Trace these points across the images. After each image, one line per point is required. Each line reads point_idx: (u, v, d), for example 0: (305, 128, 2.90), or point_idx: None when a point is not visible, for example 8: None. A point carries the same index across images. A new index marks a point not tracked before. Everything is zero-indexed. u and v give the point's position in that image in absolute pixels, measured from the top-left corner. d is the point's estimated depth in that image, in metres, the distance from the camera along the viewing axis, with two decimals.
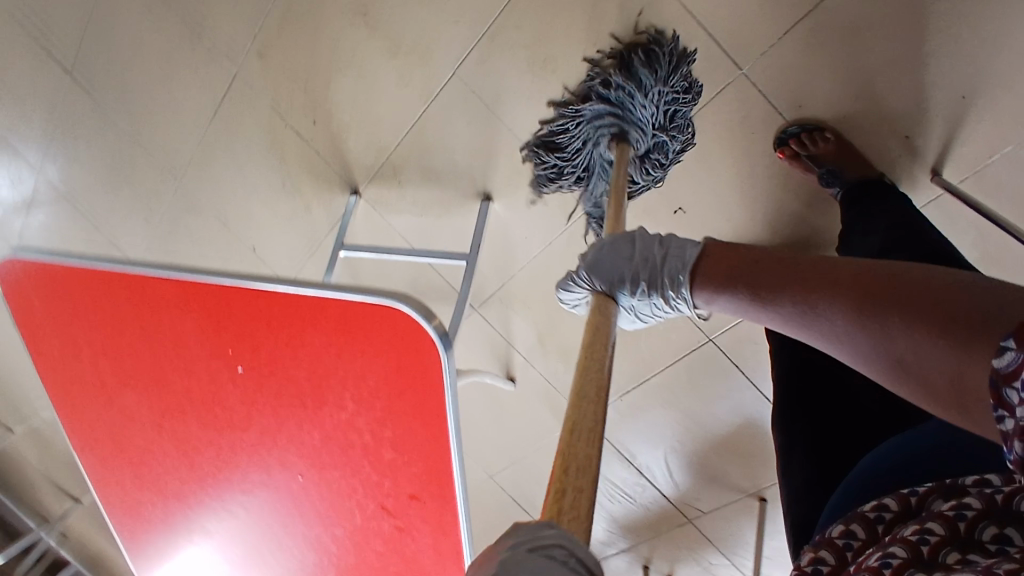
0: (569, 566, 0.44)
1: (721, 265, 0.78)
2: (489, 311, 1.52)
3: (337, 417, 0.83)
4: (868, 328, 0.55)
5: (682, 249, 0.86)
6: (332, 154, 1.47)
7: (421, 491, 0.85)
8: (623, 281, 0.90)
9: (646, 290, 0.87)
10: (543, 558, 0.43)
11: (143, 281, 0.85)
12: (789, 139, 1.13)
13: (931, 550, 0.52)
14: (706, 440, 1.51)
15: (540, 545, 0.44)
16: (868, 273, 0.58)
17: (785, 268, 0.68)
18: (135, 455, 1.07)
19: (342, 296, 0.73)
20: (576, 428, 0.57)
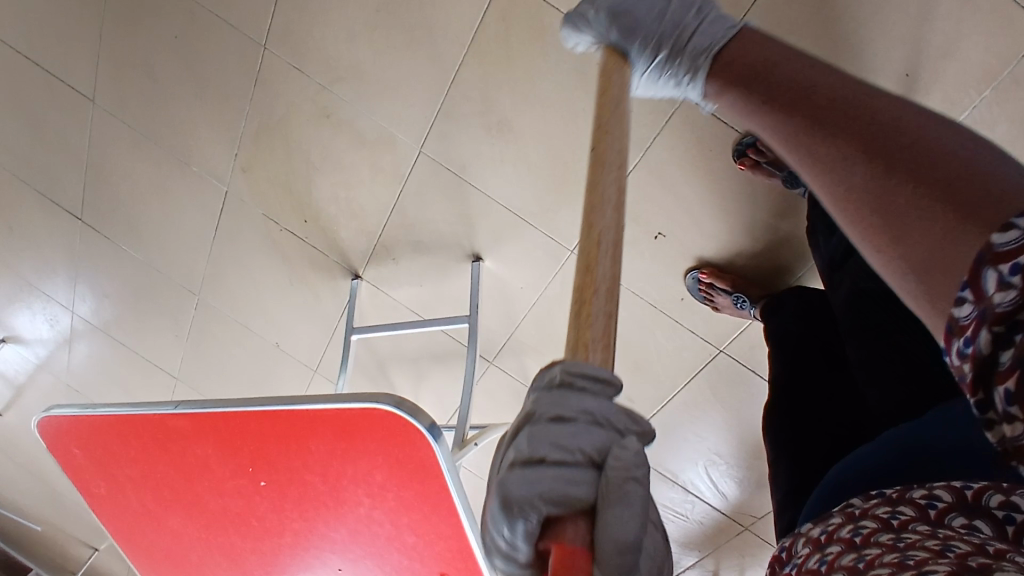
0: (590, 390, 0.49)
1: (751, 79, 0.74)
2: (504, 361, 1.56)
3: (355, 511, 0.88)
4: (875, 171, 0.55)
5: (715, 28, 0.82)
6: (328, 245, 1.55)
7: (448, 567, 0.90)
8: (640, 42, 0.84)
9: (664, 61, 0.84)
10: (572, 392, 0.49)
11: (161, 420, 0.92)
12: (747, 148, 1.13)
13: (900, 522, 0.50)
14: (743, 446, 1.50)
15: (565, 381, 0.49)
16: (892, 122, 0.56)
17: (808, 99, 0.65)
18: (194, 570, 1.13)
19: (335, 407, 0.79)
20: (603, 236, 0.56)
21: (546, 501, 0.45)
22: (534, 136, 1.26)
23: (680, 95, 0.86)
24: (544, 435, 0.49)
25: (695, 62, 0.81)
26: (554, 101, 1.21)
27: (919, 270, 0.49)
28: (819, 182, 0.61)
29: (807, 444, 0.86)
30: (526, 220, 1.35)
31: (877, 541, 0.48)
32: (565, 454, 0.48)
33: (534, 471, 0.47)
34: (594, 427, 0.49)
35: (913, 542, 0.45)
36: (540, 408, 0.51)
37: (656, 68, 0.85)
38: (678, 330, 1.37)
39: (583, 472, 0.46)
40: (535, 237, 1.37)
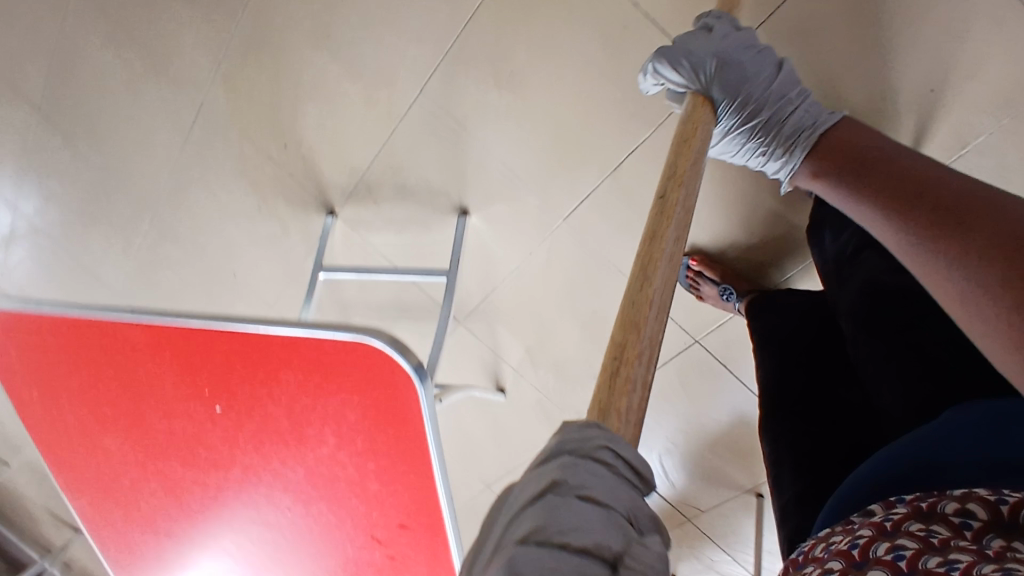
0: (615, 468, 0.48)
1: (856, 166, 0.79)
2: (474, 324, 1.51)
3: (318, 451, 0.83)
4: (942, 241, 0.60)
5: (817, 110, 0.92)
6: (307, 177, 1.46)
7: (408, 520, 0.85)
8: (739, 102, 0.93)
9: (761, 125, 0.94)
10: (592, 463, 0.47)
11: (114, 327, 0.84)
12: None
13: (940, 541, 0.53)
14: (700, 440, 1.50)
15: (588, 450, 0.48)
16: (965, 196, 0.62)
17: (892, 179, 0.72)
18: (124, 497, 1.06)
19: (314, 337, 0.73)
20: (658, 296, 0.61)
21: None
22: (545, 96, 1.21)
23: (760, 156, 0.97)
24: (568, 508, 0.43)
25: (796, 136, 0.92)
26: (571, 62, 1.16)
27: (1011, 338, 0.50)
28: (911, 266, 0.63)
29: (815, 452, 0.88)
30: (522, 181, 1.30)
31: (928, 564, 0.49)
32: (588, 537, 0.41)
33: (550, 552, 0.39)
34: (620, 522, 0.43)
35: (971, 566, 0.46)
36: (569, 478, 0.46)
37: (747, 128, 0.95)
38: None
39: (600, 563, 0.40)
40: (528, 201, 1.32)
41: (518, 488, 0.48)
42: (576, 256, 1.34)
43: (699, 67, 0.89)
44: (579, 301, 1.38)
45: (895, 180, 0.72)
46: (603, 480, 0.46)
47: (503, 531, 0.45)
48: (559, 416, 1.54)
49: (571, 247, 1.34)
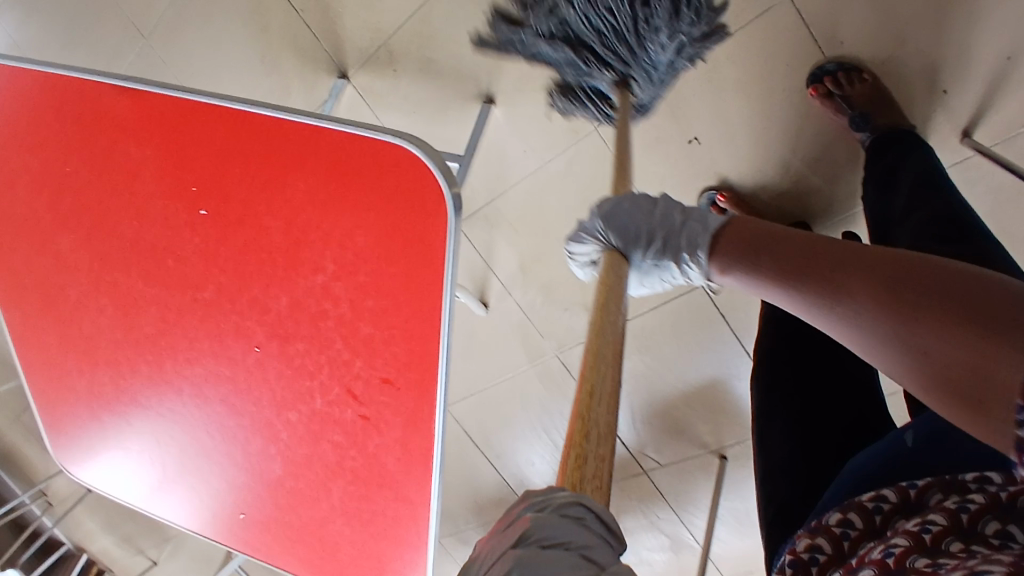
0: (585, 523, 0.47)
1: (733, 236, 0.72)
2: (472, 229, 1.42)
3: (310, 279, 0.74)
4: (886, 310, 0.50)
5: (702, 220, 0.81)
6: (324, 30, 1.33)
7: (396, 375, 0.77)
8: (636, 238, 0.88)
9: (659, 248, 0.85)
10: (560, 516, 0.46)
11: (103, 90, 0.73)
12: (824, 76, 1.05)
13: (930, 538, 0.55)
14: (677, 391, 1.44)
15: (556, 506, 0.48)
16: (885, 259, 0.54)
17: (795, 245, 0.63)
18: (67, 312, 0.93)
19: (346, 130, 0.64)
20: (596, 390, 0.61)
21: None
22: None
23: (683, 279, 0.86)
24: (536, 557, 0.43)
25: (688, 243, 0.81)
26: None
27: (962, 396, 0.44)
28: (846, 346, 0.54)
29: (808, 419, 0.91)
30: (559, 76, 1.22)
31: (915, 565, 0.53)
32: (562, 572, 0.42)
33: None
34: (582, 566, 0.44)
35: (951, 566, 0.49)
36: (535, 531, 0.45)
37: (652, 256, 0.87)
38: None
39: None
40: None
41: (488, 542, 0.48)
42: (598, 172, 1.27)
43: (588, 234, 0.93)
44: None
45: (764, 244, 0.66)
46: (571, 530, 0.46)
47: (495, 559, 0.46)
48: (539, 342, 1.48)
49: (596, 159, 1.26)
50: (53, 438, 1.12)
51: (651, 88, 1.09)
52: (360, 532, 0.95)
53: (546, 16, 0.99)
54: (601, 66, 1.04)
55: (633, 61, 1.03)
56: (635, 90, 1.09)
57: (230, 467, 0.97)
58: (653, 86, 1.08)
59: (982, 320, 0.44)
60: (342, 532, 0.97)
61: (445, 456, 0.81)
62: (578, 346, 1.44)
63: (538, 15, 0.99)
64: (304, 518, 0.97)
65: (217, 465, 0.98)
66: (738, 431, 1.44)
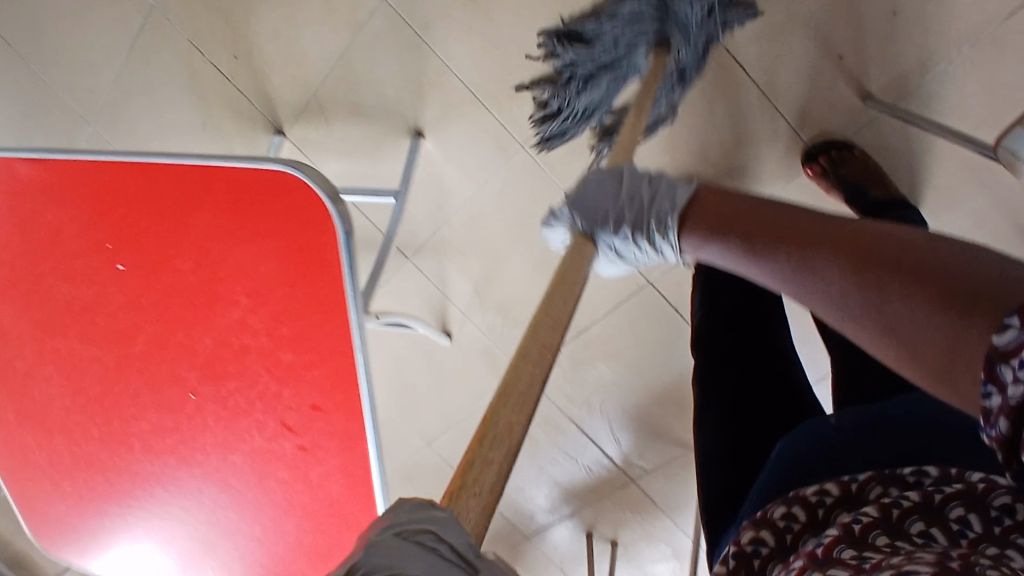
0: (436, 552, 0.43)
1: (704, 213, 0.74)
2: (422, 261, 1.44)
3: (228, 315, 0.76)
4: (856, 283, 0.50)
5: (671, 194, 0.82)
6: (255, 91, 1.38)
7: (323, 399, 0.78)
8: (605, 220, 0.88)
9: (627, 228, 0.85)
10: (411, 543, 0.43)
11: (15, 166, 0.76)
12: (818, 156, 1.12)
13: (861, 529, 0.50)
14: (648, 393, 1.45)
15: (409, 532, 0.44)
16: (853, 232, 0.53)
17: (769, 221, 0.62)
18: (11, 390, 0.94)
19: (240, 167, 0.67)
20: (507, 391, 0.60)
21: None
22: (509, 15, 1.19)
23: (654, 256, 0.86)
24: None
25: (655, 223, 0.81)
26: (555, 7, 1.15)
27: (931, 368, 0.44)
28: (819, 318, 0.54)
29: (741, 413, 0.87)
30: (481, 100, 1.26)
31: (843, 559, 0.48)
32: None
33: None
34: None
35: (880, 561, 0.45)
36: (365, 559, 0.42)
37: (622, 237, 0.87)
38: None
39: None
40: (485, 126, 1.28)
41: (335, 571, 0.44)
42: (533, 186, 1.30)
43: (557, 219, 0.95)
44: (536, 234, 1.34)
45: (735, 215, 0.67)
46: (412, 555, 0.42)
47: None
48: (506, 363, 1.50)
49: (528, 175, 1.29)
50: (33, 529, 1.09)
51: (692, 49, 1.06)
52: (328, 565, 0.96)
53: (567, 87, 1.07)
54: (631, 53, 1.08)
55: (662, 23, 1.03)
56: (675, 56, 1.07)
57: (197, 520, 0.97)
58: (693, 45, 1.05)
59: (953, 291, 0.43)
60: (313, 568, 0.97)
61: (383, 478, 0.81)
62: None
63: (564, 96, 1.07)
64: (274, 562, 0.98)
65: (185, 521, 0.98)
66: None
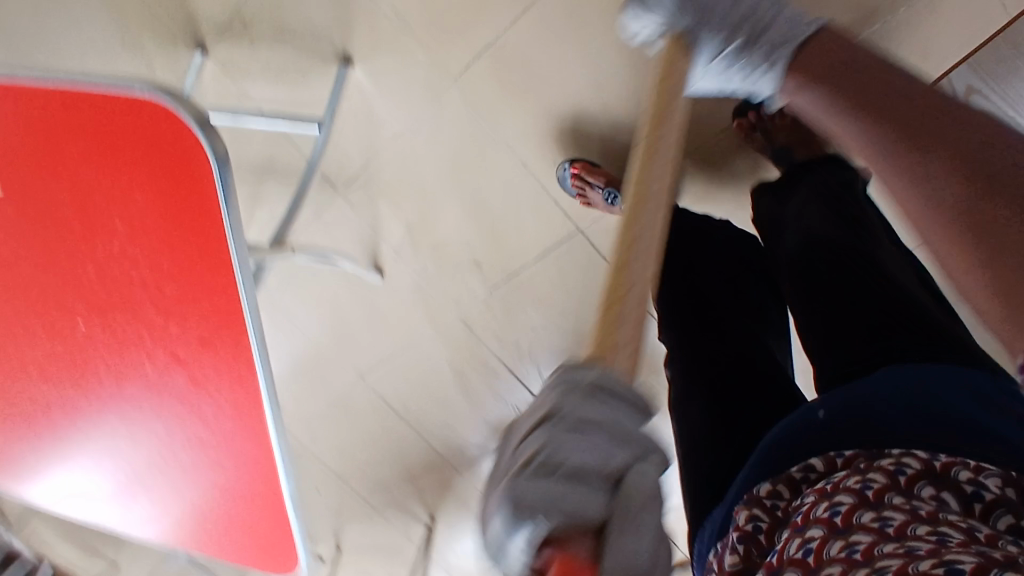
0: (618, 401, 0.51)
1: (814, 56, 0.74)
2: (353, 195, 1.42)
3: (108, 245, 0.73)
4: (971, 198, 0.49)
5: (793, 21, 0.80)
6: (175, 6, 1.30)
7: (210, 336, 0.79)
8: (714, 29, 0.85)
9: (739, 45, 0.84)
10: (599, 399, 0.50)
11: None
12: (749, 109, 1.12)
13: (875, 493, 0.52)
14: (576, 343, 1.44)
15: (594, 386, 0.51)
16: (990, 145, 0.51)
17: (897, 99, 0.60)
18: None
19: (121, 92, 0.64)
20: (638, 238, 0.63)
21: (561, 521, 0.46)
22: None
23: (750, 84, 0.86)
24: (570, 448, 0.49)
25: (771, 50, 0.79)
26: None
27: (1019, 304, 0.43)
28: (910, 214, 0.54)
29: (728, 394, 0.84)
30: (413, 30, 1.22)
31: (863, 522, 0.49)
32: (576, 509, 0.47)
33: (531, 527, 0.45)
34: (610, 452, 0.50)
35: (906, 525, 0.47)
36: (565, 417, 0.50)
37: (727, 52, 0.86)
38: (543, 199, 1.30)
39: (596, 494, 0.48)
40: (415, 58, 1.24)
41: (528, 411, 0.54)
42: (464, 123, 1.27)
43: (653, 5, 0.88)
44: (467, 173, 1.31)
45: (865, 91, 0.63)
46: (609, 415, 0.50)
47: (515, 450, 0.52)
48: (436, 301, 1.50)
49: (459, 111, 1.26)
50: None
51: None
52: (235, 496, 0.97)
53: None
54: None
55: None
56: None
57: (95, 451, 0.96)
58: None
59: None
60: (215, 498, 0.99)
61: (274, 410, 0.83)
62: (477, 303, 1.47)
63: None
64: (184, 490, 0.99)
65: (82, 451, 0.96)
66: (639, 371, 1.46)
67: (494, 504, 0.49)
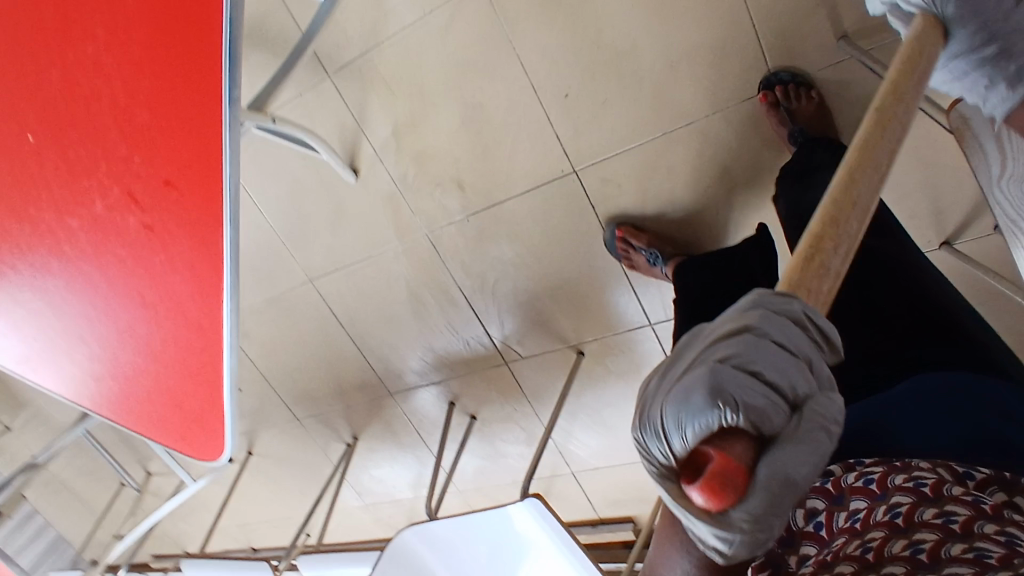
0: (812, 334, 0.43)
1: None
2: (344, 82, 1.32)
3: (81, 52, 0.62)
4: None
5: None
6: None
7: (179, 176, 0.76)
8: (972, 28, 0.71)
9: (988, 57, 0.72)
10: (790, 321, 0.43)
11: None
12: (776, 84, 1.08)
13: (930, 489, 0.51)
14: (543, 284, 1.43)
15: (787, 311, 0.44)
16: None
17: None
18: None
19: None
20: (856, 177, 0.51)
21: (743, 412, 0.39)
22: None
23: (975, 98, 0.78)
24: (763, 352, 0.42)
25: (1022, 73, 0.72)
26: None
27: None
28: None
29: None
30: None
31: (925, 521, 0.48)
32: (765, 414, 0.40)
33: (714, 415, 0.39)
34: (803, 372, 0.43)
35: (971, 522, 0.46)
36: (763, 326, 0.43)
37: (972, 60, 0.74)
38: (543, 129, 1.24)
39: (783, 406, 0.41)
40: None
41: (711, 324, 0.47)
42: (480, 32, 1.20)
43: None
44: (471, 86, 1.25)
45: None
46: (803, 343, 0.43)
47: (693, 357, 0.46)
48: (408, 215, 1.43)
49: (478, 18, 1.19)
50: None
51: None
52: (165, 357, 0.94)
53: None
54: None
55: None
56: None
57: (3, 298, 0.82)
58: None
59: None
60: (139, 356, 0.94)
61: (236, 265, 0.84)
62: (450, 226, 1.41)
63: None
64: (104, 345, 0.92)
65: None
66: (598, 326, 1.45)
67: (666, 396, 0.43)
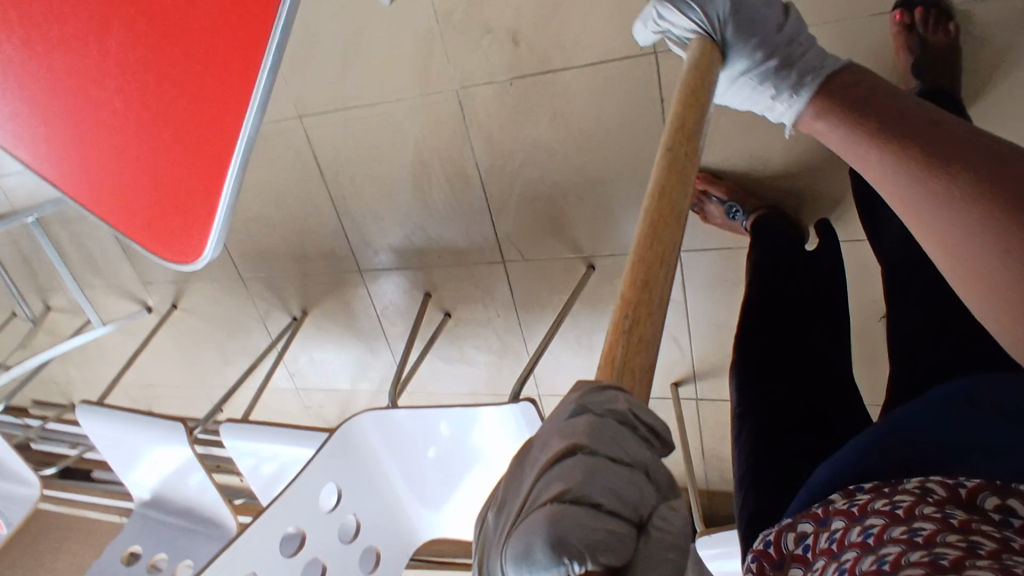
0: (637, 434, 0.51)
1: (845, 84, 0.69)
2: None
3: None
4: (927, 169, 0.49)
5: (823, 57, 0.77)
6: None
7: None
8: (751, 46, 0.81)
9: (772, 70, 0.80)
10: (616, 424, 0.50)
11: None
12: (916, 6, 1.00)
13: (905, 509, 0.48)
14: (571, 180, 1.26)
15: (611, 411, 0.51)
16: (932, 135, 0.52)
17: (899, 106, 0.58)
18: None
19: None
20: (664, 213, 0.61)
21: (589, 548, 0.43)
22: None
23: (771, 112, 0.84)
24: (599, 474, 0.48)
25: (794, 80, 0.77)
26: None
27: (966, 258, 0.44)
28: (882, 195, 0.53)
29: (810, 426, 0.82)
30: None
31: (893, 537, 0.46)
32: (609, 541, 0.44)
33: (563, 567, 0.42)
34: (638, 483, 0.50)
35: (933, 535, 0.43)
36: (596, 443, 0.49)
37: (758, 74, 0.82)
38: None
39: (628, 524, 0.47)
40: None
41: (541, 440, 0.54)
42: None
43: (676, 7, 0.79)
44: None
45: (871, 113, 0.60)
46: (626, 443, 0.50)
47: (533, 483, 0.50)
48: (439, 63, 1.22)
49: None
50: None
51: None
52: (177, 98, 0.75)
53: None
54: None
55: None
56: None
57: None
58: None
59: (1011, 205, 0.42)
60: (149, 85, 0.75)
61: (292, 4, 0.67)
62: (486, 86, 1.22)
63: None
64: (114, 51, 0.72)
65: None
66: (617, 242, 1.30)
67: (510, 540, 0.47)
